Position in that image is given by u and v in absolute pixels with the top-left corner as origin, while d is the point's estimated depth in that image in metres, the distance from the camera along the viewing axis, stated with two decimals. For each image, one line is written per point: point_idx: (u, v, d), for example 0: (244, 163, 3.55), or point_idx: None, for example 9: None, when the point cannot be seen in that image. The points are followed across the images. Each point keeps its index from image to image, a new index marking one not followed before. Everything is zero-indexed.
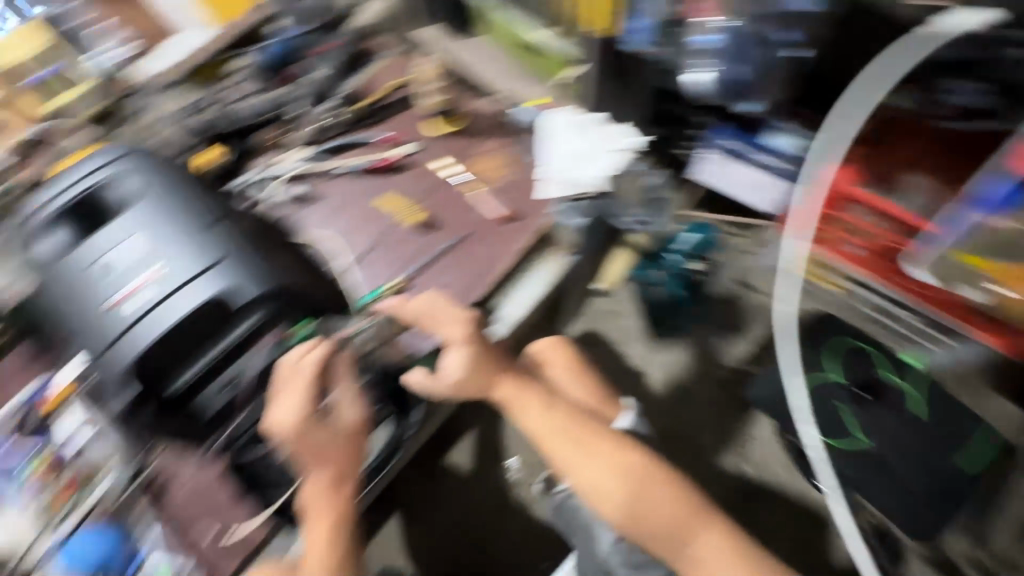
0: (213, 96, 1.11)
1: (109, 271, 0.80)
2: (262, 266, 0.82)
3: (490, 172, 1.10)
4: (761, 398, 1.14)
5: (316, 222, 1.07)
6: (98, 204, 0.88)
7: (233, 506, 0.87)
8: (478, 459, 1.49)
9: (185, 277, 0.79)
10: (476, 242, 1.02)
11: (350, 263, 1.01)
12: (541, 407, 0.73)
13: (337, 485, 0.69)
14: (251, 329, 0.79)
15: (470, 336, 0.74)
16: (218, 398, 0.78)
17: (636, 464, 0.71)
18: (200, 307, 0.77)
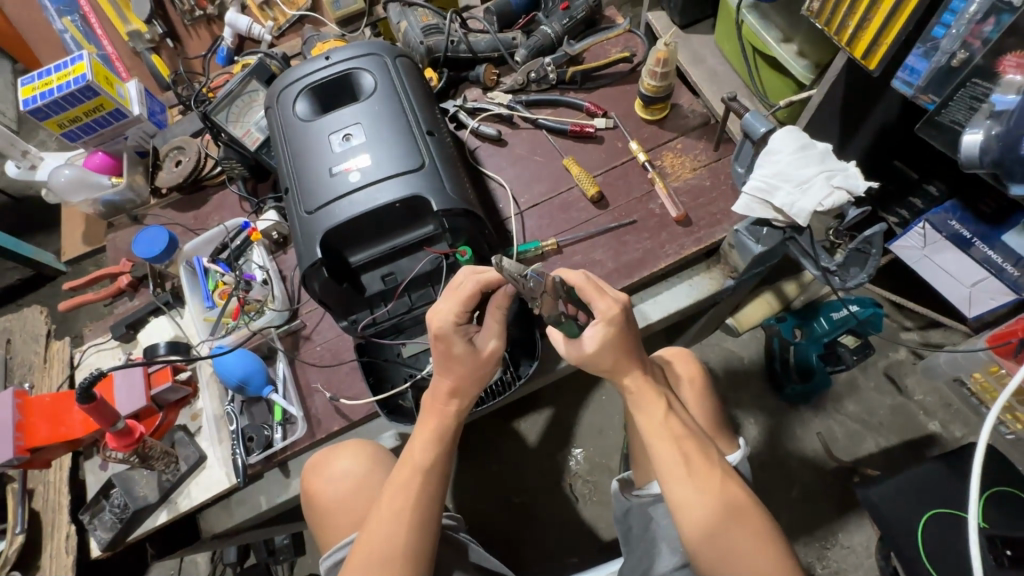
0: (444, 24, 1.21)
1: (331, 146, 0.86)
2: (451, 189, 0.82)
3: (675, 166, 1.05)
4: (875, 492, 1.04)
5: (497, 163, 1.12)
6: (342, 85, 0.95)
7: (350, 379, 0.97)
8: (546, 435, 1.51)
9: (386, 174, 0.82)
10: (639, 232, 1.01)
11: (515, 211, 1.05)
12: (665, 410, 0.71)
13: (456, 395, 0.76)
14: (425, 237, 0.85)
15: (612, 316, 0.72)
16: (379, 282, 0.86)
17: (740, 505, 0.67)
18: (391, 205, 0.80)
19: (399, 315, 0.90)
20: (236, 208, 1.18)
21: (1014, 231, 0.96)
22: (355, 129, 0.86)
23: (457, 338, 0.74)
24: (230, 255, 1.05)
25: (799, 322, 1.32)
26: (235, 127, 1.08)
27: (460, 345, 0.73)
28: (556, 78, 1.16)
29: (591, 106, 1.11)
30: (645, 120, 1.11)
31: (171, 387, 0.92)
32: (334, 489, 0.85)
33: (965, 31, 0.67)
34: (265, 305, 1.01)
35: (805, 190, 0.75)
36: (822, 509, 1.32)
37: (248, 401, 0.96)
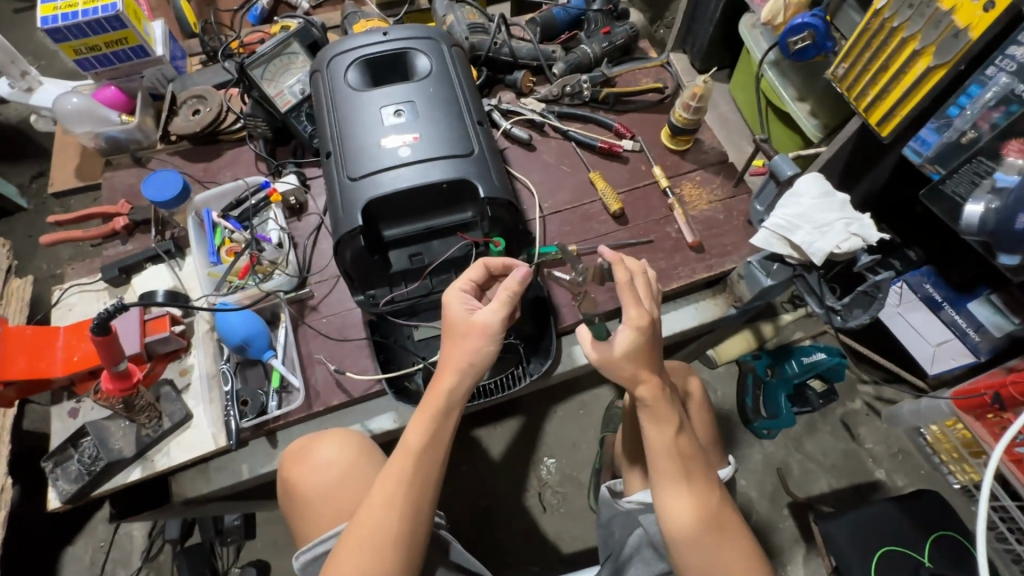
0: (490, 24, 1.25)
1: (379, 119, 0.86)
2: (497, 179, 0.83)
3: (692, 197, 1.11)
4: (837, 524, 1.10)
5: (524, 166, 1.15)
6: (394, 62, 0.96)
7: (356, 354, 0.95)
8: (516, 442, 1.52)
9: (436, 154, 0.82)
10: (654, 252, 1.05)
11: (539, 215, 1.08)
12: (670, 430, 0.73)
13: (443, 390, 0.72)
14: (461, 223, 0.85)
15: (641, 324, 0.71)
16: (406, 261, 0.86)
17: (731, 530, 0.72)
18: (435, 184, 0.81)
19: (417, 297, 0.89)
20: (251, 167, 1.15)
21: (978, 300, 1.08)
22: (406, 106, 0.87)
23: (458, 307, 0.75)
24: (244, 213, 1.02)
25: (772, 363, 1.41)
26: (269, 86, 1.06)
27: (459, 311, 0.74)
28: (590, 96, 1.21)
29: (621, 127, 1.16)
30: (669, 149, 1.16)
31: (166, 338, 0.88)
32: (318, 478, 0.78)
33: (977, 114, 0.77)
34: (274, 270, 0.98)
35: (823, 231, 0.82)
36: (770, 546, 1.38)
37: (243, 363, 0.92)
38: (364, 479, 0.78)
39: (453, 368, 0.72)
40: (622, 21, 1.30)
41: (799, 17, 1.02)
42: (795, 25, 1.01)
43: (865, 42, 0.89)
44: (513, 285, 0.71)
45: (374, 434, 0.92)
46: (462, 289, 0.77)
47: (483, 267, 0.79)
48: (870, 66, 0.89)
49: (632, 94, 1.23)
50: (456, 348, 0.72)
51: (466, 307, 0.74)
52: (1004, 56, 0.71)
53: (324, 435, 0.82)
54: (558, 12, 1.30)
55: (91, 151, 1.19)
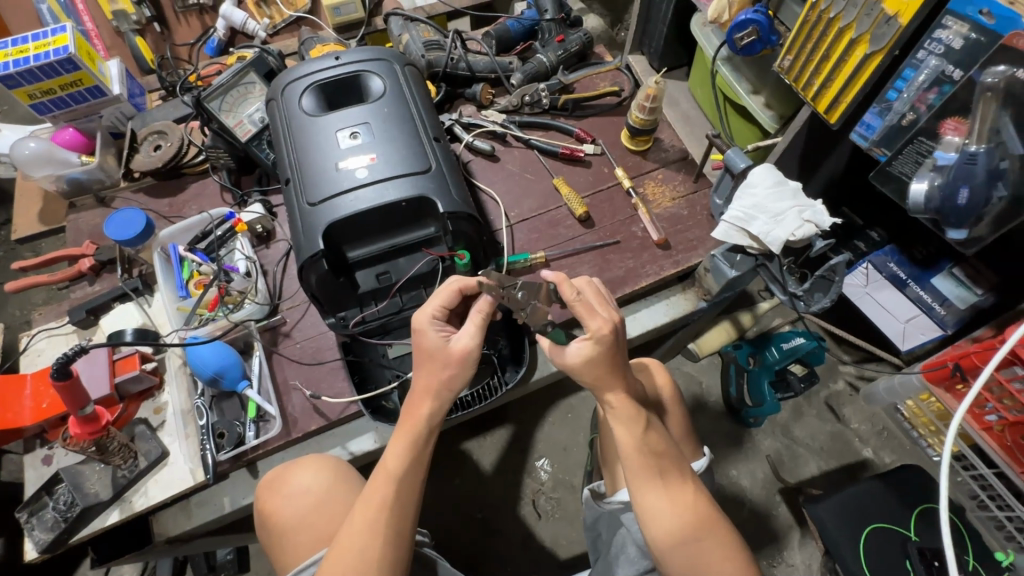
0: (446, 39, 1.26)
1: (336, 142, 0.87)
2: (456, 194, 0.85)
3: (656, 195, 1.13)
4: (823, 503, 1.11)
5: (488, 177, 1.16)
6: (349, 85, 0.97)
7: (332, 377, 0.95)
8: (505, 452, 1.52)
9: (394, 173, 0.83)
10: (622, 252, 1.07)
11: (506, 224, 1.09)
12: (641, 429, 0.74)
13: (421, 412, 0.73)
14: (425, 239, 0.87)
15: (601, 334, 0.73)
16: (374, 280, 0.87)
17: (710, 521, 0.73)
18: (393, 203, 0.82)
19: (388, 315, 0.90)
20: (216, 198, 1.15)
21: (940, 275, 1.10)
22: (362, 128, 0.88)
23: (432, 333, 0.75)
24: (211, 244, 1.02)
25: (752, 351, 1.45)
26: (228, 117, 1.06)
27: (433, 338, 0.73)
28: (549, 103, 1.22)
29: (581, 133, 1.17)
30: (630, 150, 1.18)
31: (137, 376, 0.87)
32: (294, 507, 0.77)
33: (914, 96, 0.79)
34: (245, 299, 0.97)
35: (779, 220, 0.84)
36: (763, 533, 1.39)
37: (218, 396, 0.91)
38: (342, 504, 0.78)
39: (433, 392, 0.73)
40: (575, 29, 1.32)
41: (742, 13, 1.04)
42: (739, 22, 1.04)
43: (806, 34, 0.91)
44: (485, 308, 0.73)
45: (355, 456, 0.92)
46: (433, 315, 0.76)
47: (456, 290, 0.76)
48: (812, 57, 0.92)
49: (590, 99, 1.25)
50: (431, 372, 0.73)
51: (441, 333, 0.74)
52: (933, 39, 0.74)
53: (297, 462, 0.82)
54: (512, 24, 1.33)
55: (53, 194, 1.18)
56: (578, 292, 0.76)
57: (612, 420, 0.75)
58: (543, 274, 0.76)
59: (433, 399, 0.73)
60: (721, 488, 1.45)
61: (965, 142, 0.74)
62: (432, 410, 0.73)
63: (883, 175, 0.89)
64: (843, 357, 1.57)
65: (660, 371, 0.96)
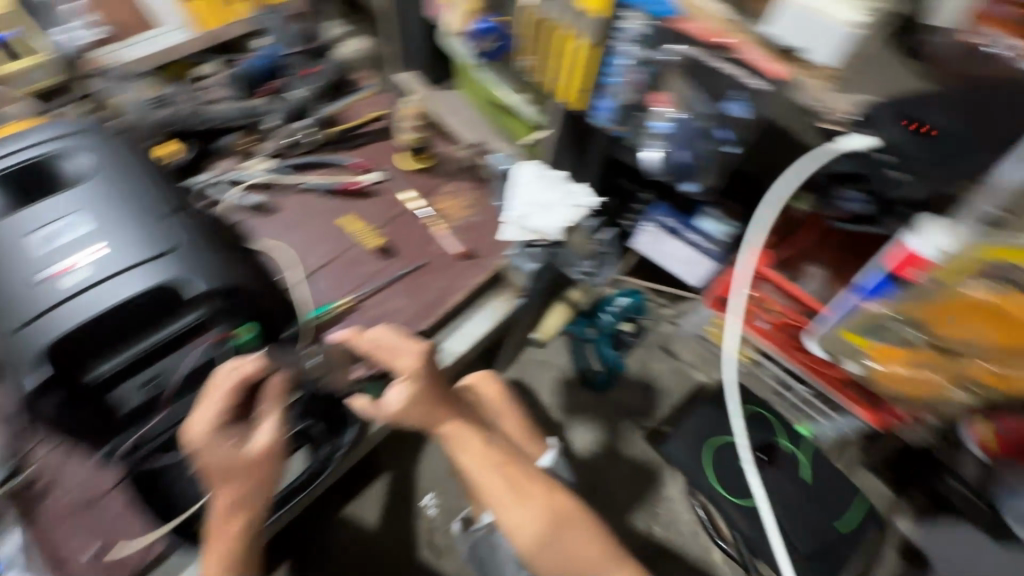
0: (177, 91, 1.11)
1: (37, 245, 0.71)
2: (214, 267, 0.74)
3: (450, 208, 1.14)
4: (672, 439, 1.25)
5: (270, 232, 1.06)
6: (45, 171, 0.80)
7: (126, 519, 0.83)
8: (388, 504, 1.43)
9: (123, 265, 0.70)
10: (431, 273, 1.05)
11: (301, 277, 1.01)
12: (482, 449, 0.73)
13: (229, 534, 0.62)
14: (190, 326, 0.73)
15: (414, 370, 0.74)
16: (138, 392, 0.73)
17: (567, 514, 0.74)
18: (130, 300, 0.69)
19: (171, 428, 0.77)
20: None
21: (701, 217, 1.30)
22: (72, 220, 0.73)
23: (216, 445, 0.62)
24: None
25: (588, 322, 1.56)
26: None
27: (219, 451, 0.62)
28: (316, 141, 1.15)
29: (358, 164, 1.13)
30: (414, 170, 1.18)
31: None
32: None
33: (626, 77, 0.89)
34: None
35: (550, 210, 0.99)
36: (642, 481, 1.51)
37: None
38: None
39: (236, 502, 0.62)
40: (326, 59, 1.26)
41: (477, 22, 1.09)
42: (476, 31, 1.08)
43: (532, 35, 0.98)
44: (278, 391, 0.68)
45: None
46: (208, 423, 0.63)
47: (236, 384, 0.65)
48: (542, 54, 0.98)
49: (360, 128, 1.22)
50: (229, 488, 0.62)
51: (230, 442, 0.63)
52: (619, 29, 0.85)
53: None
54: (254, 64, 1.22)
55: None
56: (377, 340, 0.77)
57: (452, 450, 0.74)
58: (345, 328, 0.81)
59: (238, 513, 0.62)
60: (597, 455, 1.54)
61: (671, 111, 0.87)
62: (243, 523, 0.63)
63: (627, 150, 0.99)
64: None
65: (489, 383, 0.96)
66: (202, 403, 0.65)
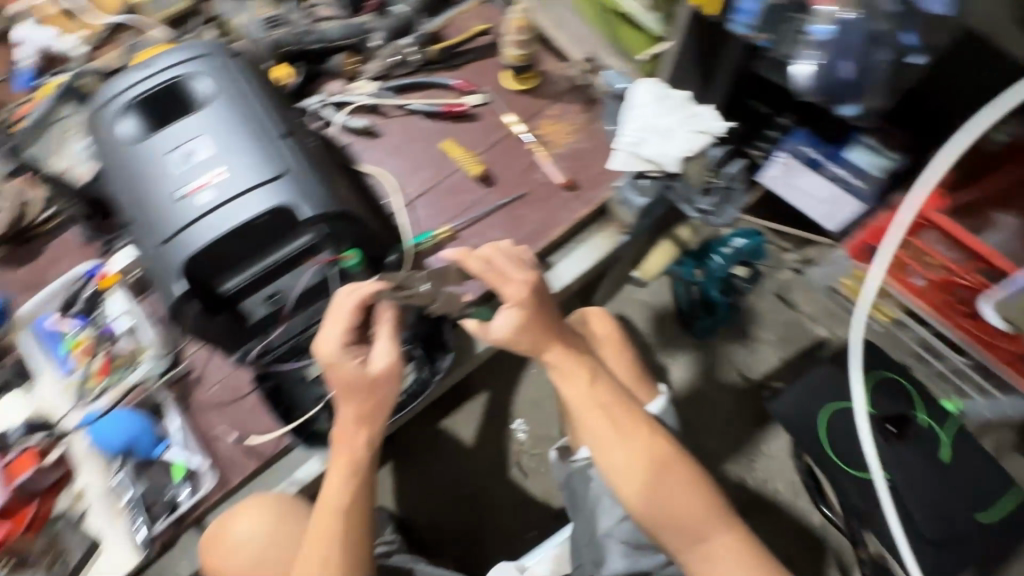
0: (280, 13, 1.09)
1: (171, 167, 0.77)
2: (322, 191, 0.77)
3: (552, 134, 1.07)
4: (790, 394, 1.08)
5: (376, 156, 1.06)
6: (173, 95, 0.84)
7: (255, 414, 0.90)
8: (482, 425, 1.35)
9: (250, 184, 0.75)
10: (531, 205, 1.01)
11: (401, 204, 1.00)
12: (587, 381, 0.71)
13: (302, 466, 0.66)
14: (305, 248, 0.78)
15: (521, 298, 0.70)
16: (264, 305, 0.80)
17: (660, 457, 0.69)
18: (254, 220, 0.74)
19: (296, 336, 0.84)
20: (81, 254, 1.01)
21: (853, 146, 1.00)
22: (198, 143, 0.78)
23: None
24: (83, 309, 0.90)
25: (696, 263, 1.24)
26: (56, 162, 0.92)
27: None
28: (420, 59, 1.10)
29: (461, 85, 1.07)
30: (518, 91, 1.10)
31: (37, 474, 0.80)
32: (245, 556, 0.72)
33: None
34: (137, 357, 0.89)
35: (669, 137, 0.83)
36: (745, 428, 1.25)
37: (140, 466, 0.85)
38: (295, 538, 0.73)
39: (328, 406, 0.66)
40: None
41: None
42: None
43: None
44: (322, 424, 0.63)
45: (304, 484, 0.88)
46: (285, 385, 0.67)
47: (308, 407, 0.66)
48: None
49: (464, 44, 1.13)
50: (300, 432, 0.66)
51: (355, 359, 0.66)
52: None
53: (235, 511, 0.76)
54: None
55: None
56: (487, 262, 0.72)
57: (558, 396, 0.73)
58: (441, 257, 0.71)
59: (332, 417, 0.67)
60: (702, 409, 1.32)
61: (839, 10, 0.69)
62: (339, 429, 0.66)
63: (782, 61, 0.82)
64: None
65: (601, 321, 0.94)
66: (327, 326, 0.67)
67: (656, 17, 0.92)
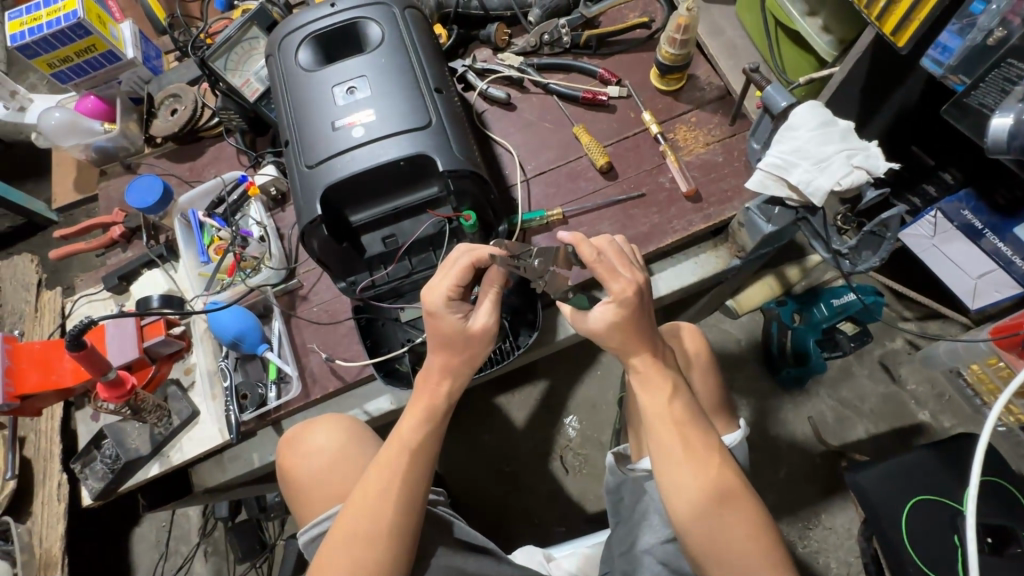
0: None
1: (334, 99, 0.84)
2: (457, 149, 0.81)
3: (687, 140, 1.02)
4: (875, 470, 0.98)
5: (504, 128, 1.08)
6: (347, 35, 0.91)
7: (347, 340, 0.96)
8: (538, 411, 1.36)
9: (390, 131, 0.80)
10: (647, 206, 0.98)
11: (521, 178, 1.02)
12: (668, 393, 0.70)
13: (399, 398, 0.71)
14: (430, 199, 0.85)
15: (625, 298, 0.69)
16: (380, 244, 0.86)
17: (731, 492, 0.66)
18: (386, 164, 0.79)
19: (398, 279, 0.89)
20: (234, 162, 1.14)
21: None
22: (360, 82, 0.84)
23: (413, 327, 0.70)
24: (227, 211, 1.03)
25: (798, 307, 1.15)
26: (234, 76, 1.03)
27: None
28: (570, 42, 1.10)
29: (605, 74, 1.06)
30: (660, 91, 1.07)
31: (163, 341, 0.92)
32: (309, 463, 0.78)
33: (1005, 8, 0.64)
34: (261, 263, 0.99)
35: (821, 165, 0.76)
36: (810, 490, 1.20)
37: (242, 358, 0.95)
38: (358, 461, 0.77)
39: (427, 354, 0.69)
40: None
41: None
42: None
43: None
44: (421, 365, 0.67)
45: (372, 416, 0.94)
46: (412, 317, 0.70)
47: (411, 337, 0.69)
48: None
49: (617, 34, 1.12)
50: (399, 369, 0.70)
51: (456, 315, 0.69)
52: None
53: (320, 418, 0.82)
54: None
55: (86, 163, 1.21)
56: (599, 253, 0.70)
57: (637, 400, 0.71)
58: (559, 237, 0.70)
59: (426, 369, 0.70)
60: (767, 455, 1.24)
61: None
62: None
63: (974, 109, 0.75)
64: (903, 314, 1.28)
65: (693, 338, 0.89)
66: (440, 272, 0.70)
67: (829, 40, 0.94)
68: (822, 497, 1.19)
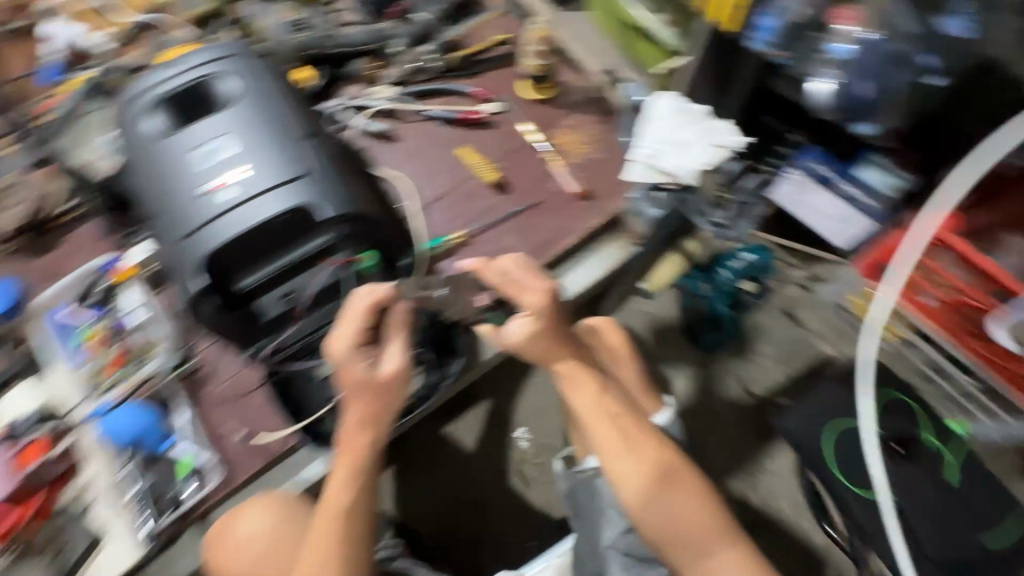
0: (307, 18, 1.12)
1: (198, 162, 0.79)
2: (343, 191, 0.79)
3: (568, 144, 1.09)
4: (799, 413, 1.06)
5: (390, 161, 1.07)
6: (200, 93, 0.86)
7: (264, 412, 0.91)
8: (486, 433, 1.34)
9: (266, 186, 0.77)
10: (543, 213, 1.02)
11: (417, 208, 1.01)
12: (597, 390, 0.70)
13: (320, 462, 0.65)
14: (323, 247, 0.80)
15: (538, 308, 0.69)
16: (281, 303, 0.81)
17: (671, 468, 0.69)
18: (268, 221, 0.75)
19: (306, 336, 0.84)
20: (98, 247, 1.03)
21: (865, 165, 1.04)
22: (224, 140, 0.80)
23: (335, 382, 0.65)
24: (102, 301, 0.94)
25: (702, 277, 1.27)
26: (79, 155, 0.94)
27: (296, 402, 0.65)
28: (439, 67, 1.12)
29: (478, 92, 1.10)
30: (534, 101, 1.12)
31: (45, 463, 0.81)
32: (241, 555, 0.72)
33: None
34: (151, 351, 0.91)
35: (685, 149, 0.90)
36: (748, 443, 1.28)
37: (146, 459, 0.85)
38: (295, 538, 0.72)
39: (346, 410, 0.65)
40: None
41: None
42: None
43: None
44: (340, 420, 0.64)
45: (308, 484, 0.88)
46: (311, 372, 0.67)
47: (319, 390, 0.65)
48: None
49: (484, 54, 1.16)
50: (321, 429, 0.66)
51: (366, 362, 0.66)
52: None
53: (242, 508, 0.76)
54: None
55: None
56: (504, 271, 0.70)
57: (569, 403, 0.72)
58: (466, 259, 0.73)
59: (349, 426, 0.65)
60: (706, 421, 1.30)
61: (858, 28, 0.80)
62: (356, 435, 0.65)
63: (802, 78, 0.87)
64: None
65: (612, 332, 0.92)
66: (341, 322, 0.67)
67: (674, 32, 1.02)
68: (760, 447, 1.27)
